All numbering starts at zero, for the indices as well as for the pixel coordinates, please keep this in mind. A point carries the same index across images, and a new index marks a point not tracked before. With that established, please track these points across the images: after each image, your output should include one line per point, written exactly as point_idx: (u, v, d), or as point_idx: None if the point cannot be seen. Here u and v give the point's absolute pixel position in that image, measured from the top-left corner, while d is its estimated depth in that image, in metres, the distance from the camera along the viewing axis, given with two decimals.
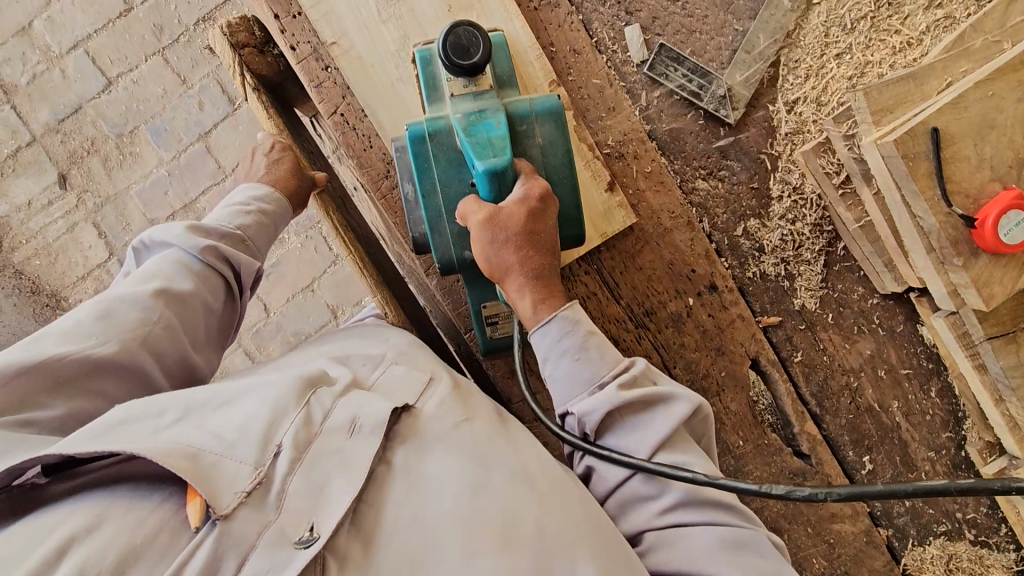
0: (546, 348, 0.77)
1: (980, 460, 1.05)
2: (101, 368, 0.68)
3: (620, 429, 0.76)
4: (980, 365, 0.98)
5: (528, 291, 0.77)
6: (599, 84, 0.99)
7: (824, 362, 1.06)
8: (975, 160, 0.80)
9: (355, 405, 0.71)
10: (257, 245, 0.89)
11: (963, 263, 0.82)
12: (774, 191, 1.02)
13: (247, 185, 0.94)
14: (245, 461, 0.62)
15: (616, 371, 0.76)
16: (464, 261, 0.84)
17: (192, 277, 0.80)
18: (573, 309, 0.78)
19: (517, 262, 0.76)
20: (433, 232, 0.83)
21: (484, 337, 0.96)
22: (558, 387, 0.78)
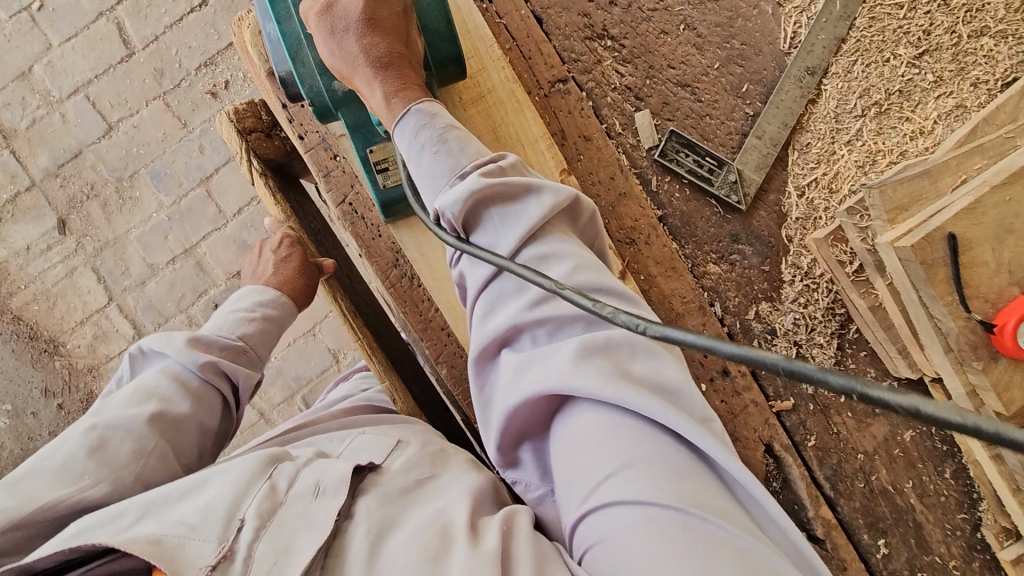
0: (407, 147, 0.73)
1: (997, 544, 1.04)
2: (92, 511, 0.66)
3: (486, 222, 0.68)
4: (996, 455, 0.97)
5: (380, 83, 0.73)
6: (610, 170, 0.98)
7: (838, 446, 1.05)
8: (993, 265, 0.79)
9: (318, 470, 0.68)
10: (257, 351, 0.90)
11: (982, 366, 0.81)
12: (786, 274, 1.01)
13: (252, 287, 0.96)
14: (210, 538, 0.59)
15: (480, 160, 0.70)
16: (334, 92, 0.80)
17: (189, 398, 0.79)
18: (431, 103, 0.74)
19: (362, 51, 0.72)
20: (296, 61, 0.78)
21: (377, 188, 0.87)
22: (426, 185, 0.72)
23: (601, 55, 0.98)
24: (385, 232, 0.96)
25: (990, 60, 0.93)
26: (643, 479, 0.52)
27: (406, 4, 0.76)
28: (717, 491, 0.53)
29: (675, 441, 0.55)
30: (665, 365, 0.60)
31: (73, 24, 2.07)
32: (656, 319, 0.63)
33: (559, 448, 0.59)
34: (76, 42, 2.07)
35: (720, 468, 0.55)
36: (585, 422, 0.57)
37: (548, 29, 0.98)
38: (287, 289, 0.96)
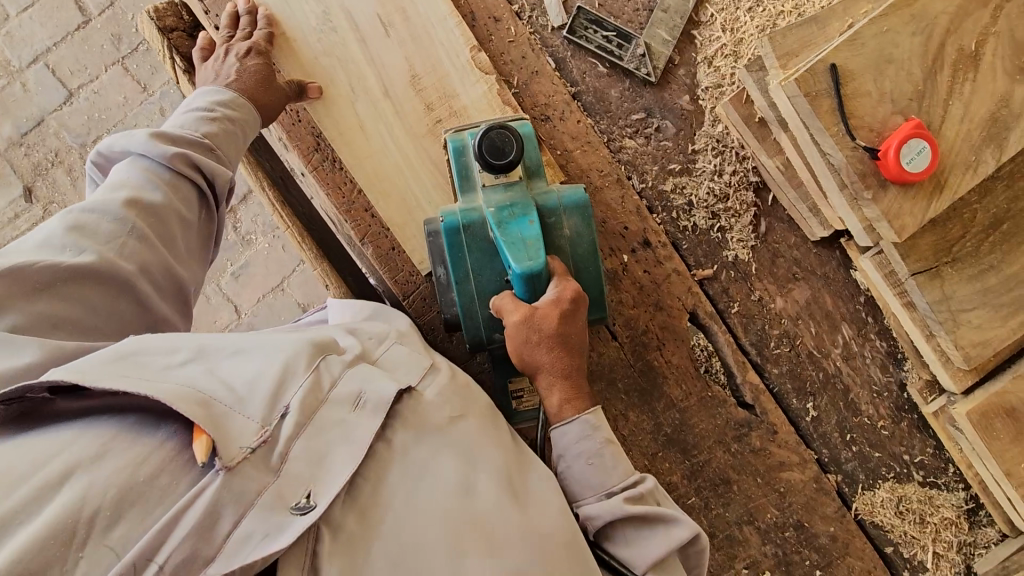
0: (563, 446, 0.79)
1: (921, 400, 1.07)
2: (79, 275, 0.66)
3: (622, 539, 0.75)
4: (908, 302, 0.98)
5: (557, 386, 0.80)
6: (522, 50, 1.01)
7: (762, 313, 1.07)
8: (875, 95, 0.82)
9: (362, 378, 0.70)
10: (225, 153, 0.83)
11: (873, 196, 0.84)
12: (700, 145, 1.04)
13: (210, 89, 0.86)
14: (253, 418, 0.62)
15: (624, 483, 0.76)
16: (493, 341, 0.86)
17: (162, 187, 0.75)
18: (595, 413, 0.80)
19: (547, 360, 0.79)
20: (465, 314, 0.85)
21: (511, 409, 0.97)
22: (569, 485, 0.79)
23: None
24: (304, 116, 0.98)
25: None
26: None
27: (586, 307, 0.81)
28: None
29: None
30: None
31: None
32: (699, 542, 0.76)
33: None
34: (33, 12, 2.11)
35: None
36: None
37: None
38: (247, 96, 0.87)
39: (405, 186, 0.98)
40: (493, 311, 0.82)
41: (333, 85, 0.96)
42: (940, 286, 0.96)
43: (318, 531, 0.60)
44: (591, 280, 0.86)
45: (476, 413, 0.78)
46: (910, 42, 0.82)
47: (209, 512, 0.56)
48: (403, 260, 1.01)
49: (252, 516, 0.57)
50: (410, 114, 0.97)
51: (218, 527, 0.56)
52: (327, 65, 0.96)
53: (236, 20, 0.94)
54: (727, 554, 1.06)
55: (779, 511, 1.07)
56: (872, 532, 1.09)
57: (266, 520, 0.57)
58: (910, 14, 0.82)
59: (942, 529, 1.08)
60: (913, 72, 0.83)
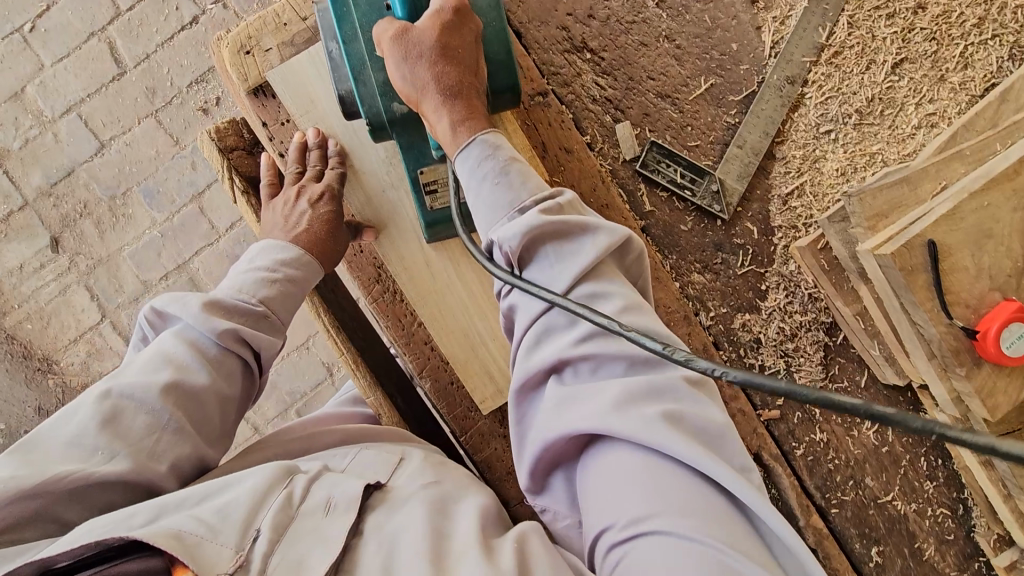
0: (467, 175, 0.71)
1: (991, 551, 1.03)
2: (109, 484, 0.59)
3: (541, 260, 0.66)
4: (986, 461, 0.95)
5: (446, 111, 0.72)
6: (592, 181, 0.98)
7: (828, 455, 1.03)
8: (973, 270, 0.79)
9: (331, 485, 0.67)
10: (280, 317, 0.77)
11: (966, 372, 0.80)
12: (770, 283, 1.01)
13: (273, 242, 0.82)
14: (226, 544, 0.57)
15: (539, 197, 0.68)
16: (393, 115, 0.79)
17: (207, 367, 0.68)
18: (495, 134, 0.73)
19: (432, 79, 0.71)
20: (357, 81, 0.76)
21: (422, 209, 0.88)
22: (480, 215, 0.70)
23: (580, 69, 0.99)
24: (365, 247, 0.96)
25: (965, 68, 0.94)
26: (667, 511, 0.52)
27: (476, 30, 0.75)
28: (755, 539, 0.52)
29: (700, 480, 0.54)
30: (705, 409, 0.58)
31: (66, 45, 2.09)
32: (636, 251, 0.69)
33: (593, 487, 0.58)
34: (68, 62, 2.09)
35: (743, 504, 0.54)
36: (619, 466, 0.56)
37: (527, 44, 0.98)
38: (312, 251, 0.83)
39: (467, 321, 0.94)
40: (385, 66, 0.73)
41: (399, 221, 0.93)
42: None
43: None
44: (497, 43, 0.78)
45: (452, 482, 0.73)
46: (1011, 218, 0.80)
47: None
48: (462, 394, 0.98)
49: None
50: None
51: None
52: (392, 198, 0.92)
53: (304, 152, 0.90)
54: None
55: None
56: None
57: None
58: (1011, 188, 0.80)
59: None
60: (1012, 248, 0.80)
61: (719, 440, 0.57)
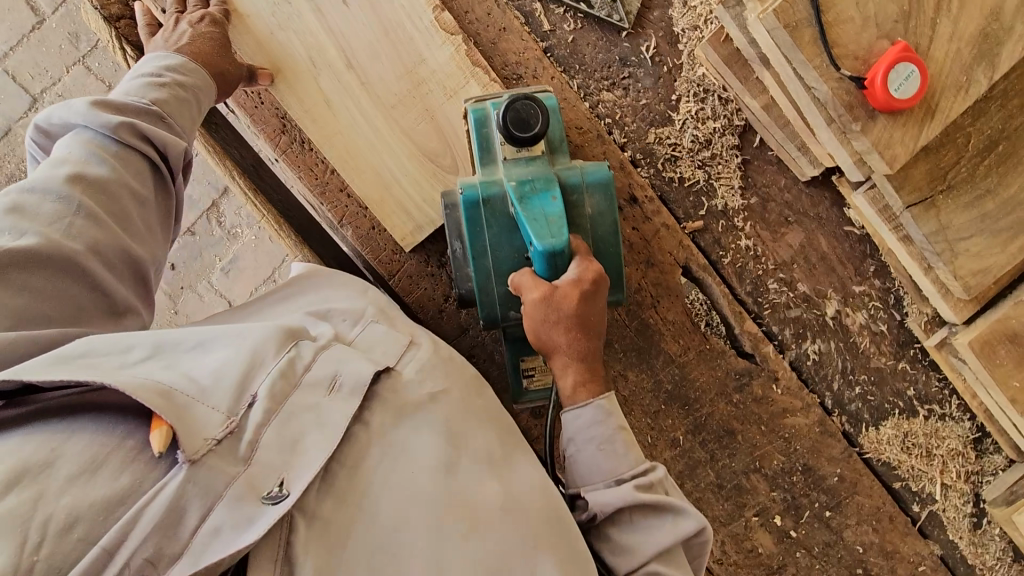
0: (575, 432, 0.75)
1: (922, 334, 1.06)
2: (23, 260, 0.58)
3: (622, 522, 0.72)
4: (904, 236, 0.96)
5: (574, 368, 0.76)
6: (486, 7, 0.97)
7: (756, 260, 1.05)
8: (859, 20, 0.78)
9: (337, 361, 0.67)
10: (181, 122, 0.75)
11: (862, 128, 0.80)
12: (681, 92, 1.00)
13: (159, 54, 0.78)
14: (217, 408, 0.58)
15: (634, 471, 0.73)
16: (509, 320, 0.84)
17: (108, 160, 0.67)
18: (609, 399, 0.76)
19: (566, 343, 0.75)
20: (480, 290, 0.82)
21: (518, 387, 0.91)
22: (579, 469, 0.75)
23: None
24: (266, 99, 0.95)
25: None
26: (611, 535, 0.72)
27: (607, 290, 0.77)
28: None
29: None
30: None
31: None
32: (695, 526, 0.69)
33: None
34: None
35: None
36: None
37: None
38: (200, 60, 0.79)
39: (377, 159, 0.94)
40: (512, 289, 0.78)
41: (294, 63, 0.92)
42: (936, 216, 0.93)
43: (291, 522, 0.58)
44: (609, 259, 0.83)
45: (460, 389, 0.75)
46: None
47: (170, 510, 0.52)
48: (384, 238, 0.99)
49: (220, 510, 0.54)
50: (378, 83, 0.93)
51: (181, 524, 0.52)
52: (283, 40, 0.91)
53: None
54: (737, 503, 1.08)
55: (785, 457, 1.08)
56: (879, 469, 1.11)
57: (237, 511, 0.54)
58: None
59: (948, 459, 1.10)
60: None
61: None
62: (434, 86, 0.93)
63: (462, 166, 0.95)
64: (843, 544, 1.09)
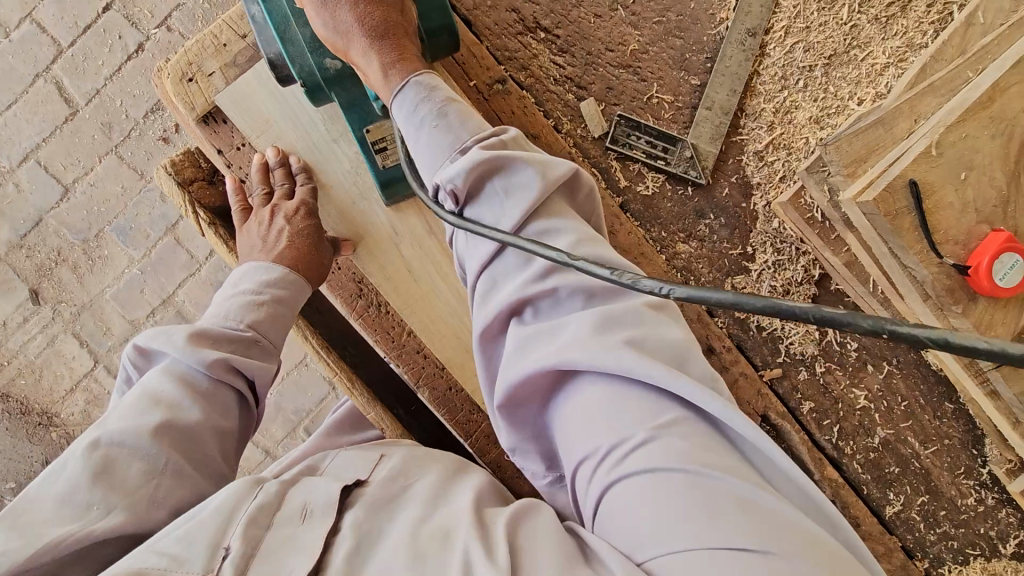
0: (404, 120, 0.71)
1: (1006, 477, 1.04)
2: (107, 542, 0.56)
3: (487, 194, 0.65)
4: (991, 391, 0.95)
5: (376, 54, 0.72)
6: (563, 164, 0.95)
7: (833, 405, 1.03)
8: (958, 205, 0.78)
9: (308, 491, 0.65)
10: (270, 340, 0.76)
11: (963, 309, 0.79)
12: (757, 242, 0.99)
13: (256, 262, 0.80)
14: (195, 571, 0.53)
15: (479, 134, 0.68)
16: (326, 71, 0.76)
17: (199, 403, 0.66)
18: (431, 78, 0.72)
19: (356, 21, 0.71)
20: (285, 41, 0.74)
21: (377, 169, 0.85)
22: (424, 161, 0.70)
23: (536, 49, 0.96)
24: (344, 264, 0.94)
25: None
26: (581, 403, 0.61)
27: None
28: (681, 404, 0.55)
29: (661, 395, 0.55)
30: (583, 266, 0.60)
31: (12, 90, 2.03)
32: (555, 162, 0.66)
33: (563, 422, 0.58)
34: (17, 108, 2.04)
35: (726, 428, 0.54)
36: (592, 397, 0.56)
37: (479, 32, 0.96)
38: (298, 268, 0.81)
39: (459, 323, 0.93)
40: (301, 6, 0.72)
41: (375, 232, 0.90)
42: None
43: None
44: None
45: (435, 471, 0.72)
46: (989, 147, 0.78)
47: None
48: (461, 398, 0.97)
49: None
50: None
51: None
52: (365, 210, 0.90)
53: (267, 172, 0.88)
54: None
55: None
56: None
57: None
58: (988, 116, 0.78)
59: None
60: (995, 176, 0.79)
61: (682, 349, 0.57)
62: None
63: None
64: None
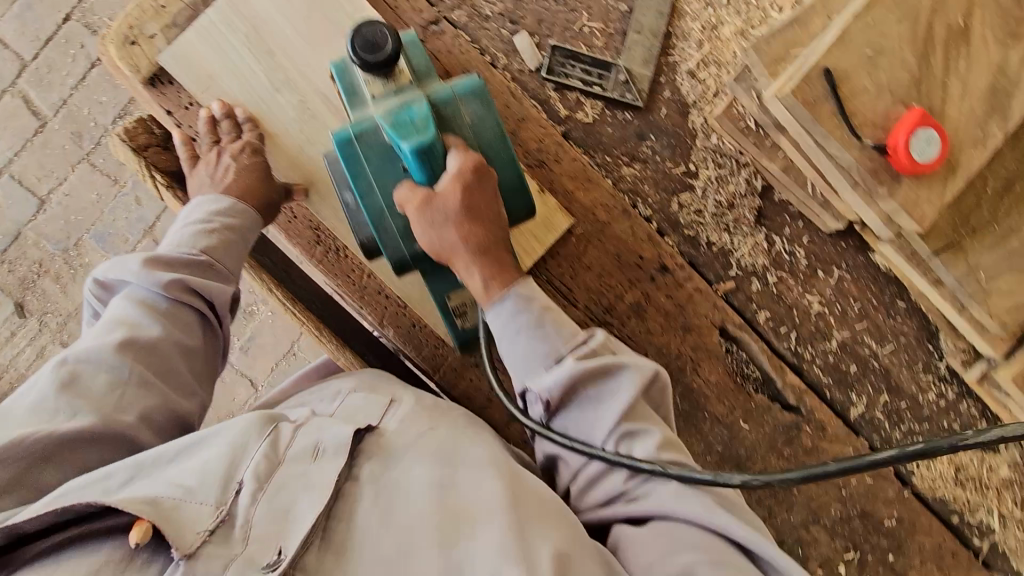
0: (501, 327, 0.79)
1: (961, 366, 1.06)
2: (79, 440, 0.65)
3: (584, 400, 0.79)
4: (936, 281, 0.97)
5: (477, 267, 0.80)
6: (503, 99, 1.00)
7: (789, 312, 1.06)
8: (874, 89, 0.81)
9: (319, 432, 0.74)
10: (226, 265, 0.83)
11: (888, 191, 0.83)
12: (699, 159, 1.02)
13: (207, 196, 0.86)
14: (206, 501, 0.64)
15: (572, 345, 0.79)
16: (415, 253, 0.85)
17: (159, 321, 0.75)
18: (526, 283, 0.81)
19: (459, 238, 0.78)
20: (377, 229, 0.83)
21: (455, 329, 0.95)
22: (516, 366, 0.80)
23: None
24: (299, 213, 0.97)
25: None
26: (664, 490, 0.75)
27: (493, 182, 0.80)
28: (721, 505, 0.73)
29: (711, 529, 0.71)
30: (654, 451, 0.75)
31: None
32: (645, 368, 0.78)
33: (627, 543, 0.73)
34: None
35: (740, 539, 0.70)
36: (664, 524, 0.72)
37: None
38: (247, 197, 0.86)
39: None
40: (397, 208, 0.80)
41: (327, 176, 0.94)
42: (965, 259, 0.95)
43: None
44: (505, 163, 0.84)
45: (445, 425, 0.81)
46: (897, 31, 0.82)
47: None
48: (427, 334, 0.99)
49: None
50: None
51: None
52: (313, 155, 0.93)
53: (214, 125, 0.91)
54: (799, 557, 1.08)
55: (842, 504, 1.08)
56: (936, 506, 1.11)
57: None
58: (893, 2, 0.82)
59: (1004, 489, 1.10)
60: (906, 59, 0.82)
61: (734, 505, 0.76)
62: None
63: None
64: None
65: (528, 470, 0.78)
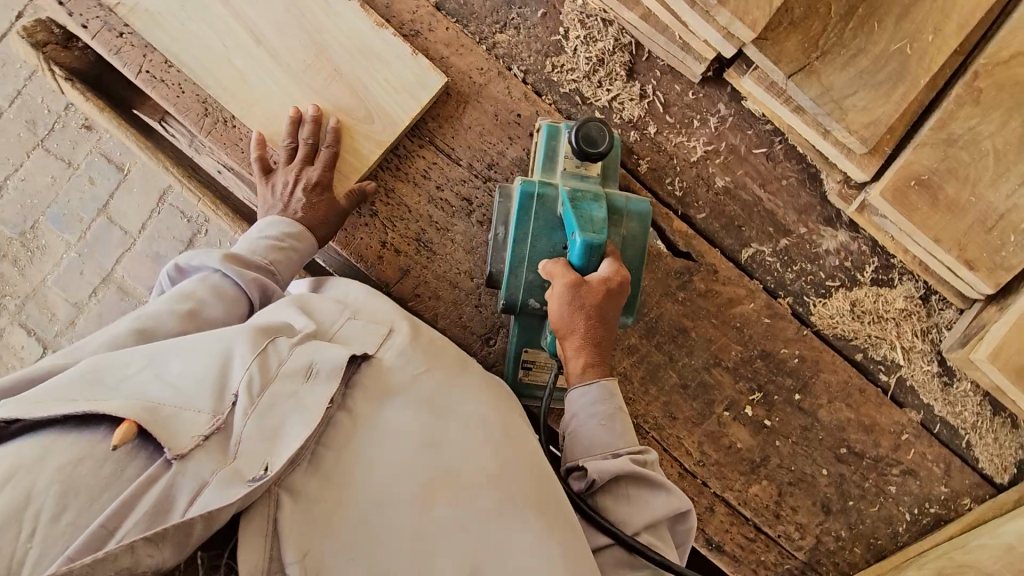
0: (580, 407, 0.84)
1: (844, 203, 1.09)
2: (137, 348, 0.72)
3: (622, 498, 0.80)
4: (795, 107, 1.03)
5: (583, 360, 0.86)
6: None
7: (670, 162, 1.10)
8: None
9: (312, 351, 0.71)
10: (283, 275, 0.93)
11: (718, 2, 0.90)
12: (568, 19, 1.08)
13: (276, 218, 0.95)
14: (203, 410, 0.63)
15: (630, 449, 0.83)
16: (525, 307, 0.92)
17: (227, 302, 0.83)
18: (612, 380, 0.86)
19: (585, 329, 0.85)
20: (511, 271, 0.92)
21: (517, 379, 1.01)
22: (578, 441, 0.84)
23: None
24: (187, 87, 1.02)
25: None
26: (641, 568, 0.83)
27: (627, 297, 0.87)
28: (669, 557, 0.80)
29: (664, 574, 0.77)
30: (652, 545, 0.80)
31: None
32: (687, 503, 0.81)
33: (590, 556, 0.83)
34: None
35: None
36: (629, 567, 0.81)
37: None
38: None
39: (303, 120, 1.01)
40: (540, 270, 0.88)
41: (209, 48, 1.01)
42: (818, 80, 0.99)
43: (277, 498, 0.62)
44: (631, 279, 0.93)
45: (442, 368, 0.80)
46: None
47: (163, 496, 0.57)
48: None
49: (207, 492, 0.58)
50: (286, 55, 1.01)
51: (175, 508, 0.57)
52: (195, 32, 1.01)
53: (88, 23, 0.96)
54: (706, 402, 1.08)
55: (742, 346, 1.10)
56: (838, 345, 1.12)
57: (222, 492, 0.58)
58: None
59: (902, 321, 1.12)
60: None
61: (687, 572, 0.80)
62: (338, 48, 1.02)
63: (377, 114, 1.02)
64: (820, 425, 1.10)
65: (517, 426, 0.79)
